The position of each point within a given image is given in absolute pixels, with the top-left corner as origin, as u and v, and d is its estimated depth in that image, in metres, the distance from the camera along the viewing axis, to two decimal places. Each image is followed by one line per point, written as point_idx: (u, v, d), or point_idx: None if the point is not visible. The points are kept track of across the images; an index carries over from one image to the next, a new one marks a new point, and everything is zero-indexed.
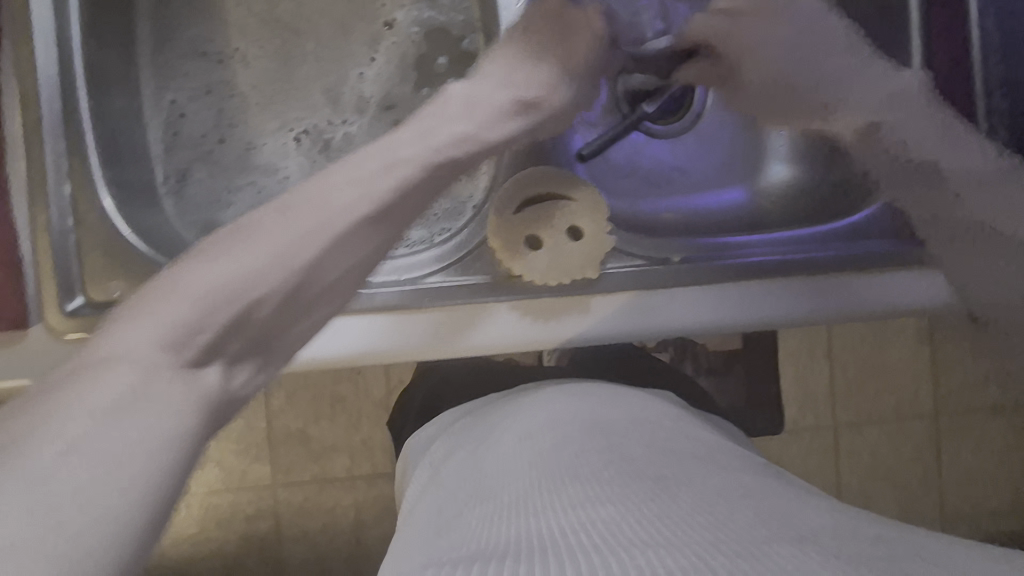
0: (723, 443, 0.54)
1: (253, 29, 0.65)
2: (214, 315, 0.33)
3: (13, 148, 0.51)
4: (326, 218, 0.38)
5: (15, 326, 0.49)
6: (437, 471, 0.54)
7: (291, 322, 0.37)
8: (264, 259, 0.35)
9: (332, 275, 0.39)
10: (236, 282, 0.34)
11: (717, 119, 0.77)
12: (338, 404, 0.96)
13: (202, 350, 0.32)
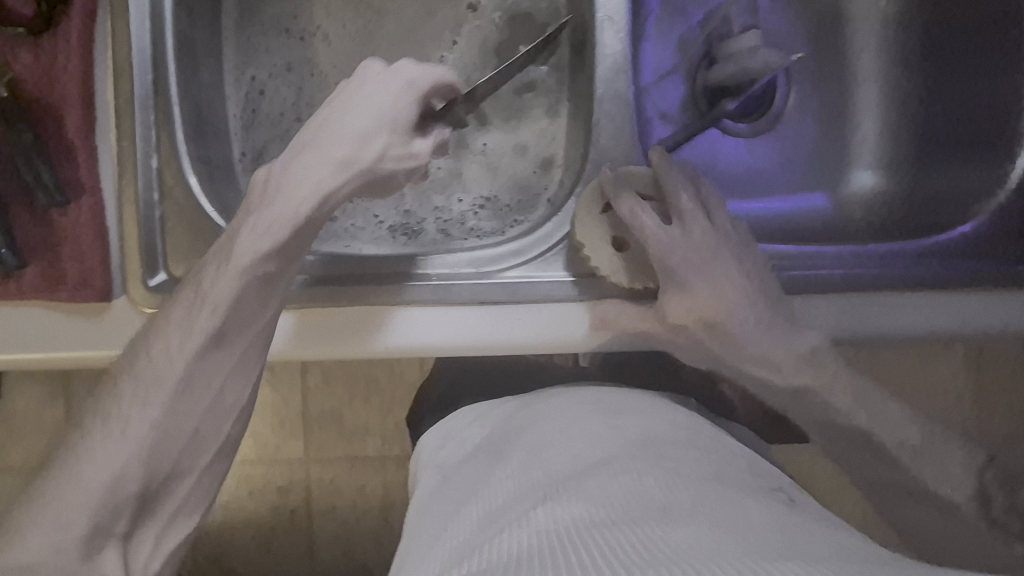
0: (723, 447, 0.54)
1: (337, 8, 0.65)
2: (70, 522, 0.41)
3: (106, 120, 0.52)
4: (175, 429, 0.44)
5: (101, 297, 0.51)
6: (446, 478, 0.55)
7: (161, 494, 0.44)
8: (121, 466, 0.42)
9: (208, 399, 0.45)
10: (94, 490, 0.42)
11: (798, 119, 0.72)
12: (372, 385, 1.00)
13: (85, 539, 0.41)
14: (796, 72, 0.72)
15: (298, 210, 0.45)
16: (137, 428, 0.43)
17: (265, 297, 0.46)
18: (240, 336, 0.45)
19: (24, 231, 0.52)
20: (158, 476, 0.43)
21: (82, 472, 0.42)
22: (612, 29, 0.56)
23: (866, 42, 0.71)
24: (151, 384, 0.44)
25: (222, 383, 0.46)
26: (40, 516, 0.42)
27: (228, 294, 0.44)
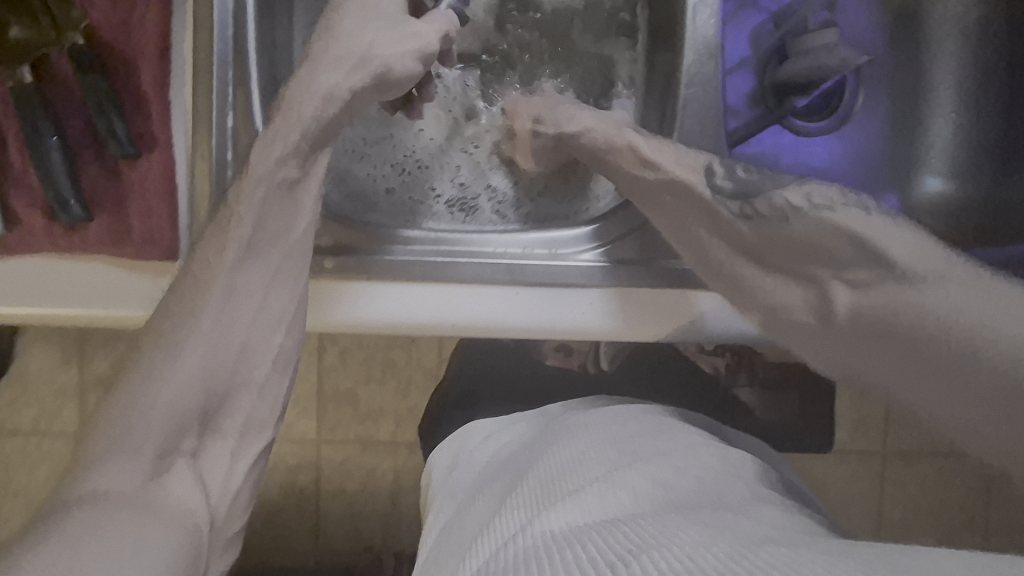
0: (744, 466, 0.52)
1: None
2: (138, 445, 0.38)
3: (180, 72, 0.51)
4: (221, 341, 0.42)
5: (166, 256, 0.50)
6: (458, 499, 0.54)
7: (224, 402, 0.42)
8: (181, 380, 0.40)
9: (270, 303, 0.45)
10: (155, 384, 0.40)
11: (868, 120, 0.70)
12: (389, 369, 0.99)
13: (156, 459, 0.39)
14: (871, 71, 0.70)
15: (301, 117, 0.46)
16: (191, 338, 0.41)
17: (291, 201, 0.47)
18: (271, 253, 0.46)
19: (88, 183, 0.50)
20: (214, 395, 0.42)
21: (147, 391, 0.40)
22: (705, 13, 0.57)
23: (947, 46, 0.69)
24: (198, 291, 0.43)
25: (269, 287, 0.45)
26: (104, 448, 0.38)
27: (264, 209, 0.45)
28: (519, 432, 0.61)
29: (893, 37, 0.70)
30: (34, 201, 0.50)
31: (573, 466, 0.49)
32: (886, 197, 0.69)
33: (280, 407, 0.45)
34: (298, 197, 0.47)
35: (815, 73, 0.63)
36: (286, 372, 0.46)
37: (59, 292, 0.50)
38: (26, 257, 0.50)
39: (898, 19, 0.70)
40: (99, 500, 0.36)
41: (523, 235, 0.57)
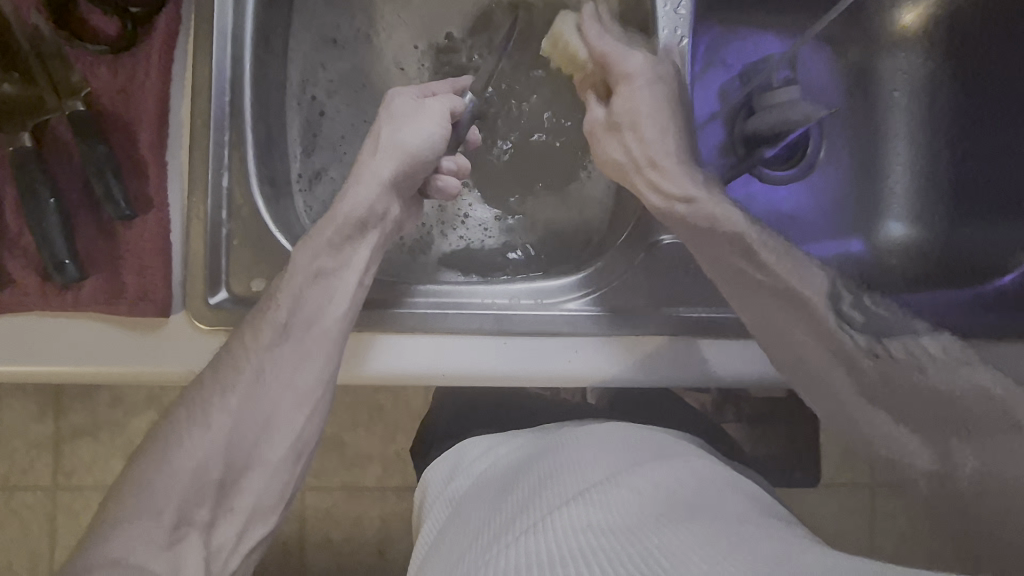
0: (720, 472, 0.56)
1: (393, 41, 0.71)
2: (161, 509, 0.44)
3: (177, 137, 0.54)
4: (247, 416, 0.48)
5: (159, 312, 0.51)
6: (458, 503, 0.59)
7: (239, 478, 0.47)
8: (206, 450, 0.46)
9: (294, 383, 0.49)
10: (188, 459, 0.46)
11: (831, 168, 0.74)
12: (376, 412, 0.98)
13: (171, 528, 0.44)
14: (831, 123, 0.75)
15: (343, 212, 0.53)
16: (217, 417, 0.47)
17: (327, 290, 0.51)
18: (304, 338, 0.50)
19: (84, 242, 0.52)
20: (234, 466, 0.47)
21: (173, 461, 0.45)
22: (676, 77, 0.60)
23: (899, 102, 0.75)
24: (229, 371, 0.48)
25: (297, 369, 0.49)
26: (131, 510, 0.44)
27: (300, 293, 0.50)
28: (516, 443, 0.65)
29: (850, 92, 0.75)
30: (29, 261, 0.51)
31: (565, 480, 0.53)
32: (854, 241, 0.73)
33: (288, 489, 0.49)
34: (334, 286, 0.51)
35: (780, 127, 0.65)
36: (300, 456, 0.50)
37: (53, 352, 0.51)
38: (20, 314, 0.51)
39: (852, 75, 0.75)
40: (118, 567, 0.41)
41: (509, 285, 0.57)
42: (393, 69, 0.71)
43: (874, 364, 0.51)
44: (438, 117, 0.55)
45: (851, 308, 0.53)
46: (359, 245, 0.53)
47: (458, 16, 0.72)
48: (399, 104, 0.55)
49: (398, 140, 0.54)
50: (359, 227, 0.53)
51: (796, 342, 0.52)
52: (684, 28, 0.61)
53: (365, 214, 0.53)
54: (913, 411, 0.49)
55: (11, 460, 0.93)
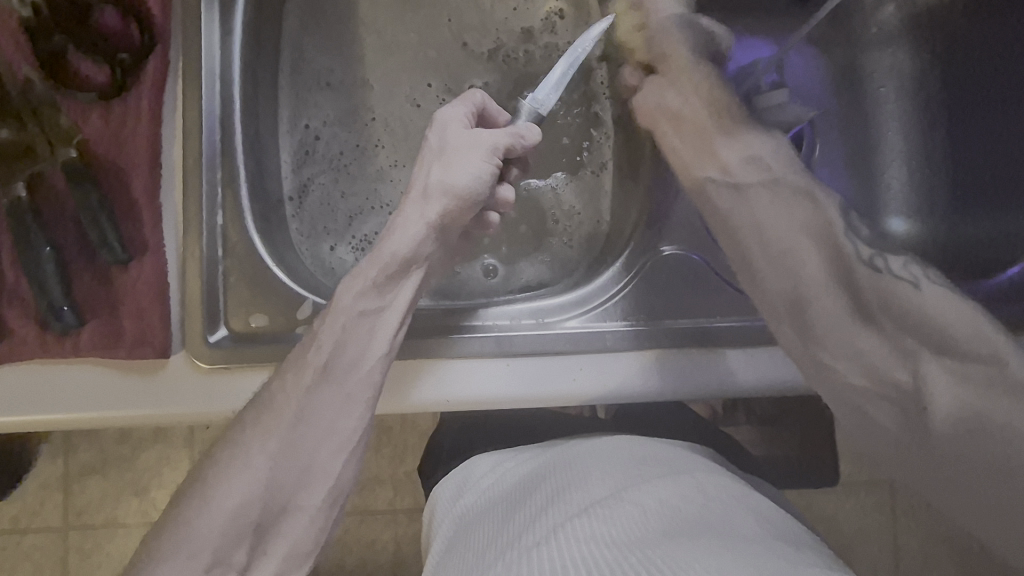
0: (730, 489, 0.55)
1: (378, 64, 0.71)
2: (196, 551, 0.44)
3: (170, 177, 0.55)
4: (284, 464, 0.46)
5: (159, 354, 0.51)
6: (465, 522, 0.58)
7: (276, 522, 0.46)
8: (239, 493, 0.45)
9: (325, 423, 0.48)
10: (230, 506, 0.45)
11: (827, 170, 0.73)
12: (384, 435, 0.97)
13: (208, 566, 0.44)
14: (824, 124, 0.74)
15: (389, 254, 0.51)
16: (256, 459, 0.46)
17: (371, 329, 0.50)
18: (345, 381, 0.49)
19: (81, 289, 0.52)
20: (272, 508, 0.46)
21: (215, 501, 0.45)
22: (662, 89, 0.61)
23: (887, 99, 0.75)
24: (270, 418, 0.47)
25: (336, 412, 0.48)
26: (173, 547, 0.44)
27: (341, 334, 0.49)
28: (524, 457, 0.64)
29: (839, 89, 0.75)
30: (27, 311, 0.51)
31: (572, 497, 0.53)
32: None
33: (324, 536, 0.47)
34: (376, 326, 0.50)
35: (772, 130, 0.66)
36: (335, 504, 0.48)
37: (53, 399, 0.50)
38: (20, 365, 0.51)
39: (840, 70, 0.75)
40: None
41: (509, 307, 0.58)
42: (380, 94, 0.71)
43: (870, 278, 0.49)
44: (487, 142, 0.53)
45: (858, 226, 0.55)
46: (404, 283, 0.52)
47: (443, 38, 0.72)
48: (442, 139, 0.54)
49: (454, 175, 0.52)
50: (404, 265, 0.52)
51: (790, 251, 0.50)
52: (668, 40, 0.61)
53: (411, 252, 0.51)
54: (901, 328, 0.47)
55: (20, 502, 0.92)
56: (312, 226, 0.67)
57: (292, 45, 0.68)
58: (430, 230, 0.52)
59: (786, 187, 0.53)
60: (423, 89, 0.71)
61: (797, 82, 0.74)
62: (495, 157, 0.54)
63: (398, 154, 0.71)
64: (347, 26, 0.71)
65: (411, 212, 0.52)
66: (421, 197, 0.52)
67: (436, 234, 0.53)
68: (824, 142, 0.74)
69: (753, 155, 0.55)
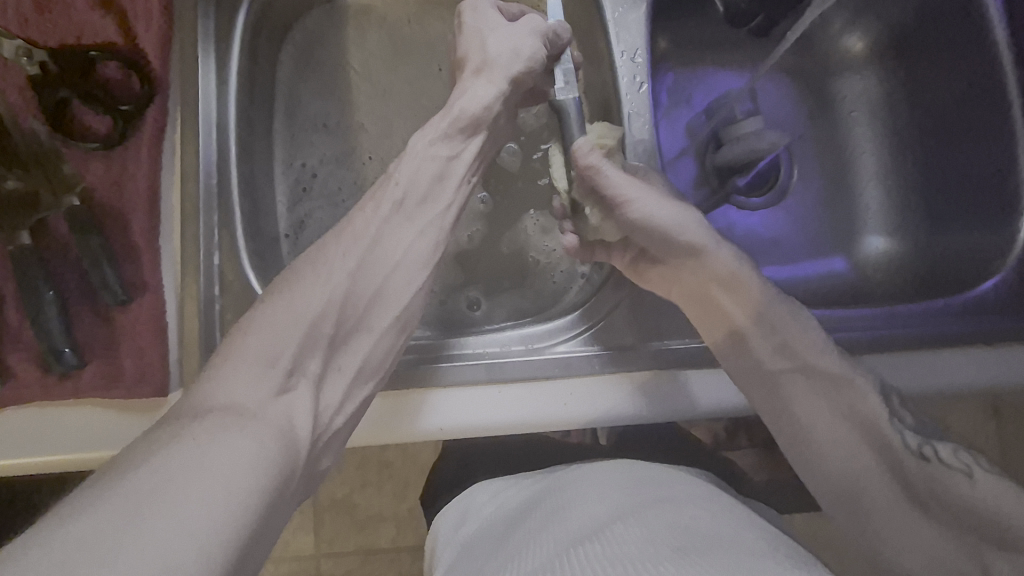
0: (727, 508, 0.55)
1: (369, 105, 0.74)
2: (274, 354, 0.40)
3: (169, 219, 0.57)
4: (362, 281, 0.46)
5: (157, 393, 0.52)
6: (466, 549, 0.58)
7: (351, 335, 0.45)
8: (315, 306, 0.43)
9: (393, 259, 0.48)
10: (300, 332, 0.42)
11: (803, 194, 0.77)
12: (386, 470, 0.96)
13: (285, 372, 0.40)
14: (800, 148, 0.78)
15: (452, 109, 0.55)
16: (336, 273, 0.45)
17: (442, 174, 0.54)
18: (416, 214, 0.51)
19: (82, 331, 0.53)
20: (346, 321, 0.45)
21: (294, 300, 0.43)
22: (640, 121, 0.64)
23: (861, 121, 0.77)
24: (336, 253, 0.46)
25: (408, 241, 0.49)
26: (234, 358, 0.40)
27: (416, 171, 0.52)
28: (526, 485, 0.64)
29: (812, 115, 0.79)
30: (29, 354, 0.52)
31: (577, 524, 0.52)
32: (836, 259, 0.75)
33: (389, 360, 0.48)
34: (446, 172, 0.54)
35: (749, 157, 0.67)
36: (404, 331, 0.49)
37: (50, 441, 0.51)
38: (20, 407, 0.52)
39: (812, 98, 0.79)
40: (233, 407, 0.37)
41: (500, 333, 0.59)
42: (372, 134, 0.74)
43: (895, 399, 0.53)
44: (536, 27, 0.58)
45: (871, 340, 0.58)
46: (472, 140, 0.56)
47: (432, 81, 0.75)
48: (490, 22, 0.59)
49: (505, 47, 0.57)
50: (474, 121, 0.55)
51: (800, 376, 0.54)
52: (642, 74, 0.64)
53: (480, 113, 0.55)
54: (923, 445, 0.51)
55: None
56: None
57: (286, 92, 0.72)
58: (500, 92, 0.56)
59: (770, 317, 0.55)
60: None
61: (773, 101, 0.78)
62: (544, 44, 0.58)
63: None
64: (339, 70, 0.74)
65: (465, 95, 0.56)
66: (484, 67, 0.57)
67: (506, 94, 0.57)
68: (802, 156, 0.78)
69: (737, 287, 0.56)
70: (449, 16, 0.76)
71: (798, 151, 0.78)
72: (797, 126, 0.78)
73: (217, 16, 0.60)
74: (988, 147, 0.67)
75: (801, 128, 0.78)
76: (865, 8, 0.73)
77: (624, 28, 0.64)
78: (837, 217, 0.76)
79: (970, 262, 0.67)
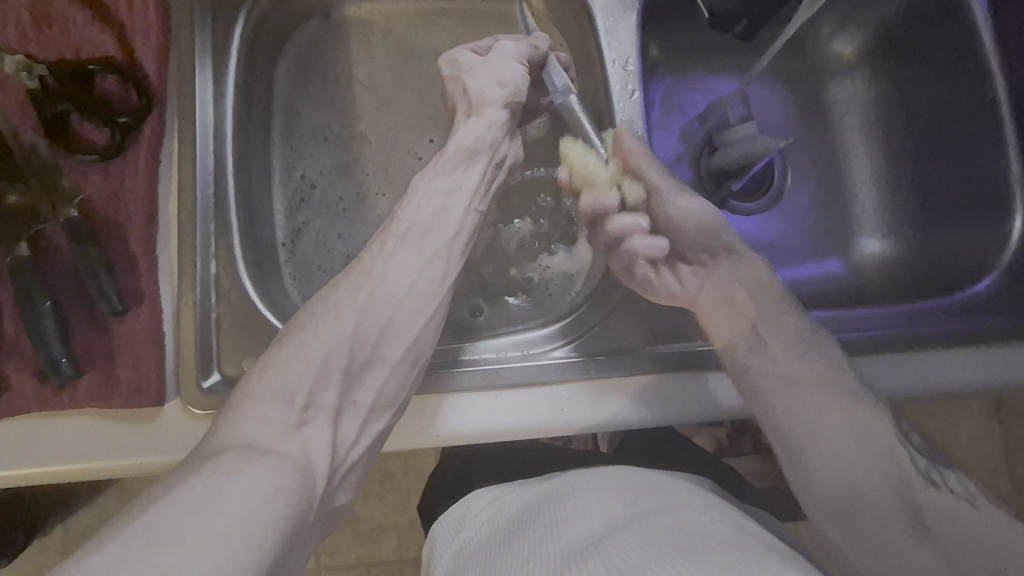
0: (725, 515, 0.55)
1: (366, 115, 0.75)
2: (292, 393, 0.46)
3: (166, 230, 0.57)
4: (373, 318, 0.51)
5: (154, 403, 0.52)
6: (466, 556, 0.57)
7: (364, 368, 0.50)
8: (330, 342, 0.49)
9: (399, 296, 0.53)
10: (315, 367, 0.47)
11: (798, 198, 0.77)
12: (387, 481, 0.96)
13: (303, 407, 0.46)
14: (794, 152, 0.78)
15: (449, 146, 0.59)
16: (347, 311, 0.50)
17: (444, 211, 0.57)
18: (422, 249, 0.55)
19: (80, 341, 0.54)
20: (359, 358, 0.50)
21: (309, 340, 0.48)
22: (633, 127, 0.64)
23: (853, 125, 0.78)
24: (349, 295, 0.51)
25: (413, 277, 0.54)
26: (257, 393, 0.45)
27: (417, 209, 0.57)
28: (525, 490, 0.64)
29: (805, 119, 0.79)
30: (26, 366, 0.52)
31: (577, 530, 0.52)
32: (832, 262, 0.75)
33: (403, 392, 0.51)
34: (447, 205, 0.58)
35: (745, 160, 0.67)
36: (414, 363, 0.52)
37: (47, 452, 0.51)
38: (18, 419, 0.52)
39: (805, 102, 0.80)
40: (253, 444, 0.42)
41: (497, 340, 0.59)
42: (369, 143, 0.74)
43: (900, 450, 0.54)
44: (511, 51, 0.61)
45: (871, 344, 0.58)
46: (472, 170, 0.59)
47: (430, 90, 0.76)
48: (466, 62, 0.62)
49: (486, 83, 0.60)
50: (470, 151, 0.59)
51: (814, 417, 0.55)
52: (635, 82, 0.64)
53: (474, 144, 0.59)
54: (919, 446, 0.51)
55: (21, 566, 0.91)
56: (304, 268, 0.69)
57: (284, 104, 0.73)
58: (494, 122, 0.60)
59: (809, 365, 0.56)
60: (418, 144, 0.75)
61: (765, 105, 0.79)
62: (523, 63, 0.61)
63: (397, 201, 0.73)
64: (336, 81, 0.75)
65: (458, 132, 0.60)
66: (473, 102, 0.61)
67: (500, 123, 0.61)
68: (796, 159, 0.78)
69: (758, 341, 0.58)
70: (447, 26, 0.76)
71: (792, 154, 0.78)
72: (790, 129, 0.79)
73: (214, 29, 0.61)
74: (977, 147, 0.67)
75: (794, 132, 0.79)
76: (852, 13, 0.74)
77: (615, 36, 0.65)
78: (833, 219, 0.77)
79: (964, 264, 0.67)
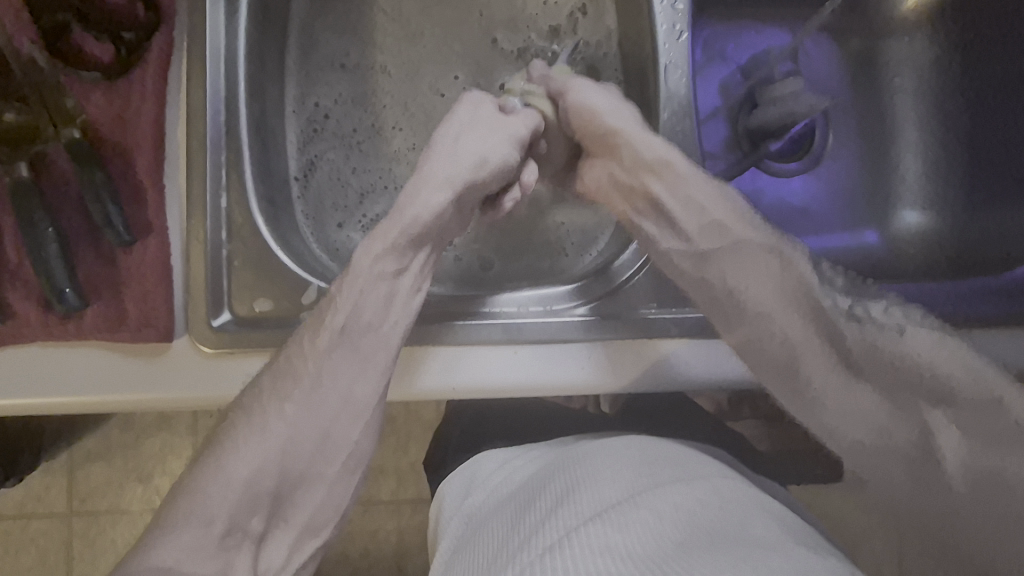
0: (744, 491, 0.54)
1: (389, 44, 0.70)
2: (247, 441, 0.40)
3: (175, 158, 0.54)
4: (324, 403, 0.43)
5: (162, 338, 0.51)
6: (476, 519, 0.57)
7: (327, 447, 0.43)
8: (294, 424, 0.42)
9: (349, 371, 0.44)
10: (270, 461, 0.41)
11: (837, 160, 0.73)
12: (389, 424, 0.96)
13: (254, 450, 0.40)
14: (839, 109, 0.73)
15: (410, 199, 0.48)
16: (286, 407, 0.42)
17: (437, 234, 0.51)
18: (392, 302, 0.47)
19: (85, 271, 0.51)
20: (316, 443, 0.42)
21: (252, 437, 0.41)
22: (677, 74, 0.59)
23: (906, 87, 0.73)
24: (290, 381, 0.43)
25: (382, 328, 0.46)
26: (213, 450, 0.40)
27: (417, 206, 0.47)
28: (534, 458, 0.63)
29: (853, 75, 0.74)
30: (30, 293, 0.50)
31: (585, 498, 0.51)
32: (868, 231, 0.72)
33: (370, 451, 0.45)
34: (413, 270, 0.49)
35: (786, 120, 0.64)
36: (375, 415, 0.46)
37: (53, 382, 0.50)
38: (23, 348, 0.50)
39: (857, 56, 0.74)
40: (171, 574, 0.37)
41: (517, 293, 0.57)
42: (389, 76, 0.70)
43: None
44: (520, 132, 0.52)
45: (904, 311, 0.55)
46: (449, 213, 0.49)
47: (461, 23, 0.71)
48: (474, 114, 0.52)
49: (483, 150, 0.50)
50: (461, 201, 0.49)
51: (768, 315, 0.51)
52: (683, 23, 0.59)
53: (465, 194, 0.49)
54: None
55: (26, 487, 0.91)
56: (317, 206, 0.66)
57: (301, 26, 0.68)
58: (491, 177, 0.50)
59: (751, 248, 0.53)
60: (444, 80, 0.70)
61: (811, 58, 0.73)
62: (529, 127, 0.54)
63: (409, 137, 0.69)
64: (357, 5, 0.69)
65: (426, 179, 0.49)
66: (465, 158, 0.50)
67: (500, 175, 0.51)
68: (839, 118, 0.73)
69: (712, 218, 0.54)
70: None
71: (837, 113, 0.73)
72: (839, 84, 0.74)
73: None
74: None
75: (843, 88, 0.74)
76: None
77: None
78: (875, 187, 0.73)
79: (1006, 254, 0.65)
